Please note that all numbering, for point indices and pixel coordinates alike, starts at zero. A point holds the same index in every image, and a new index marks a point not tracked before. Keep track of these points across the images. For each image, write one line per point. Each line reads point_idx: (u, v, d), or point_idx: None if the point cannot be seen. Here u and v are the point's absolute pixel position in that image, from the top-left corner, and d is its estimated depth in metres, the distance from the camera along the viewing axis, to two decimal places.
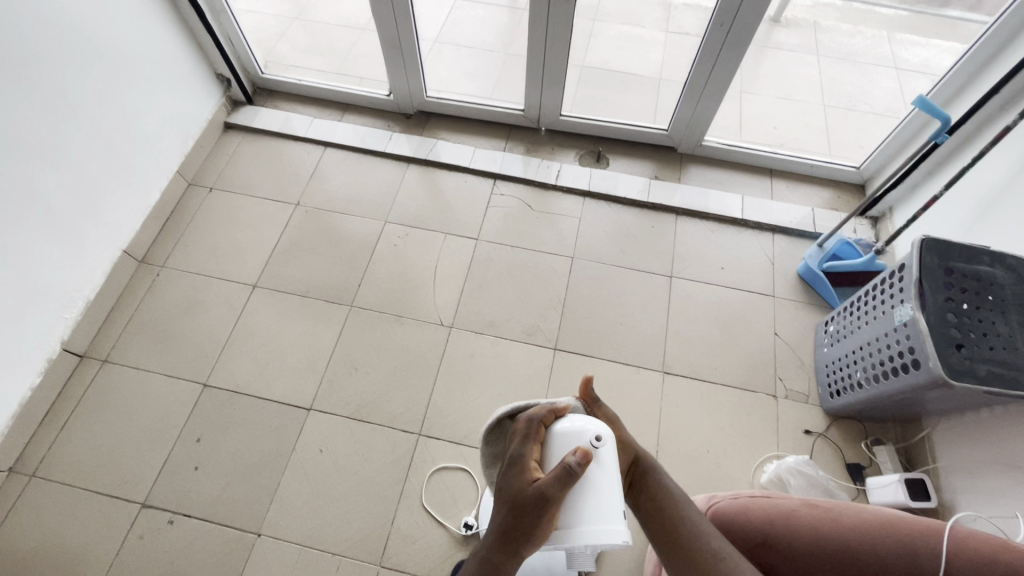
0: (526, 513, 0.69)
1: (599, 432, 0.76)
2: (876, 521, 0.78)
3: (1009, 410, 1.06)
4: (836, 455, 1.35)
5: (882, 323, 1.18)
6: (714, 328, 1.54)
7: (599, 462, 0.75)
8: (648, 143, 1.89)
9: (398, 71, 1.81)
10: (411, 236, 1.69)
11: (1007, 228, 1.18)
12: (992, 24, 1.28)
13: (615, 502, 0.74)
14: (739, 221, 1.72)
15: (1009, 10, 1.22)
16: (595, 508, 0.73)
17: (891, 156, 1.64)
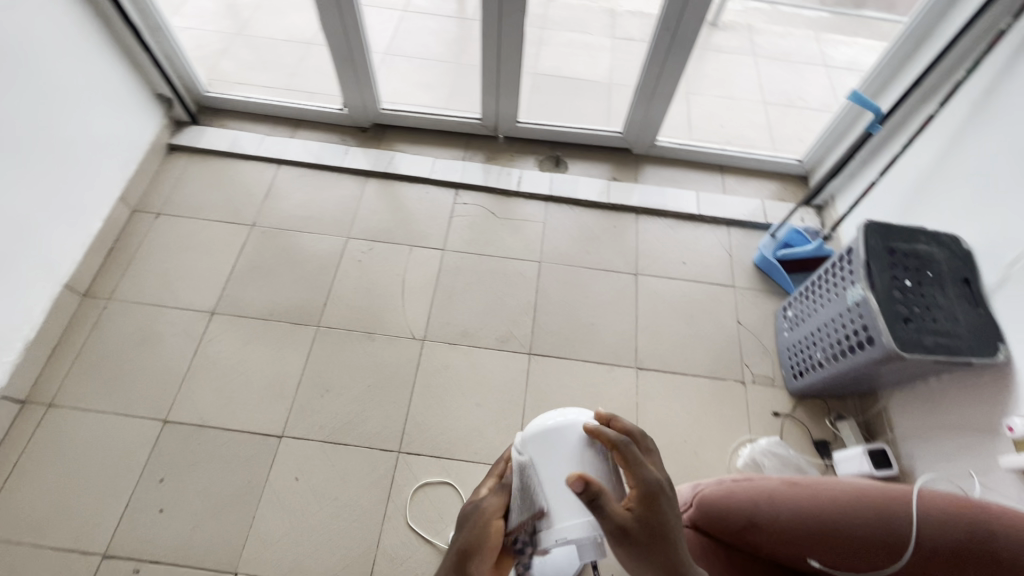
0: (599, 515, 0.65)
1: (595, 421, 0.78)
2: (851, 492, 0.82)
3: (957, 378, 1.15)
4: (803, 434, 1.41)
5: (836, 304, 1.25)
6: (681, 321, 1.59)
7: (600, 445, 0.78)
8: (604, 146, 1.93)
9: (351, 84, 1.78)
10: (375, 251, 1.66)
11: (938, 208, 1.28)
12: (907, 25, 1.40)
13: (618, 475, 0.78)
14: (696, 217, 1.79)
15: (921, 11, 1.34)
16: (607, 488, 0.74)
17: (830, 148, 1.75)
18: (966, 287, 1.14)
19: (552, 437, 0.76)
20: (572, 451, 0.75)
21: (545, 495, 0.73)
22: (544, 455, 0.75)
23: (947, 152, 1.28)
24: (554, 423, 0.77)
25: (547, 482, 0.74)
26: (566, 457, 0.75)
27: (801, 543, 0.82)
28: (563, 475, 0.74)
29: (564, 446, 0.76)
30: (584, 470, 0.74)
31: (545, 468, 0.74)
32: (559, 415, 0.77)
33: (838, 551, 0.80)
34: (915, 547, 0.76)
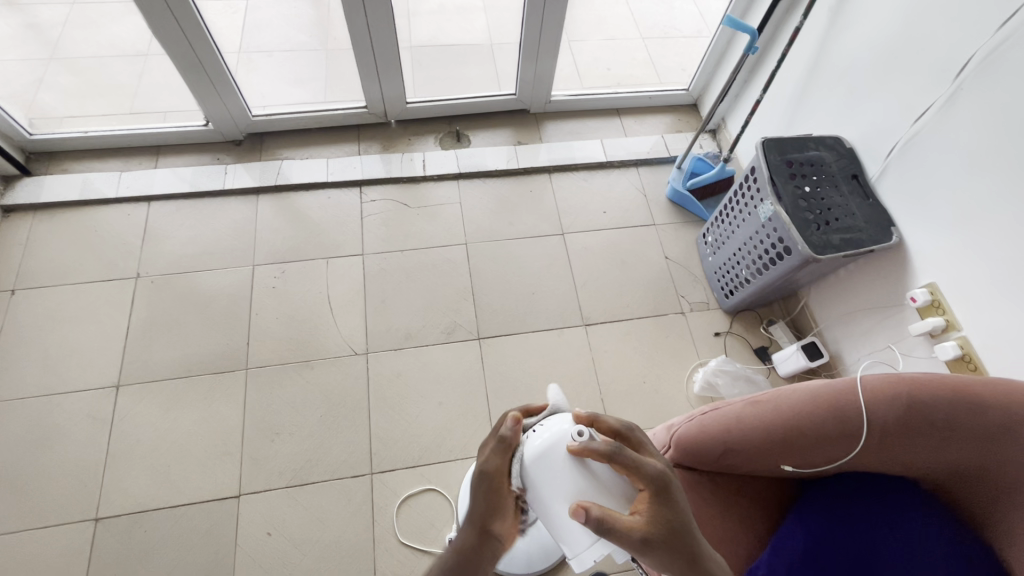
0: (617, 538, 0.62)
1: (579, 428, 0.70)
2: (805, 394, 0.89)
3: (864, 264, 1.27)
4: (744, 345, 1.52)
5: (751, 223, 1.32)
6: (615, 269, 1.62)
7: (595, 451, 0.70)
8: (500, 111, 1.88)
9: (210, 96, 1.57)
10: (288, 273, 1.52)
11: (818, 113, 1.38)
12: None
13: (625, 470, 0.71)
14: (606, 164, 1.81)
15: None
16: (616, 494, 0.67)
17: (712, 73, 1.82)
18: (855, 181, 1.25)
19: (543, 458, 0.70)
20: (566, 473, 0.69)
21: (557, 524, 0.70)
22: (539, 486, 0.70)
23: (817, 60, 1.36)
24: (538, 450, 0.70)
25: (554, 510, 0.70)
26: (563, 481, 0.69)
27: (772, 451, 0.89)
28: (565, 502, 0.69)
29: (555, 469, 0.69)
30: (584, 488, 0.68)
31: (545, 500, 0.70)
32: (539, 438, 0.71)
33: (805, 447, 0.88)
34: (867, 428, 0.84)
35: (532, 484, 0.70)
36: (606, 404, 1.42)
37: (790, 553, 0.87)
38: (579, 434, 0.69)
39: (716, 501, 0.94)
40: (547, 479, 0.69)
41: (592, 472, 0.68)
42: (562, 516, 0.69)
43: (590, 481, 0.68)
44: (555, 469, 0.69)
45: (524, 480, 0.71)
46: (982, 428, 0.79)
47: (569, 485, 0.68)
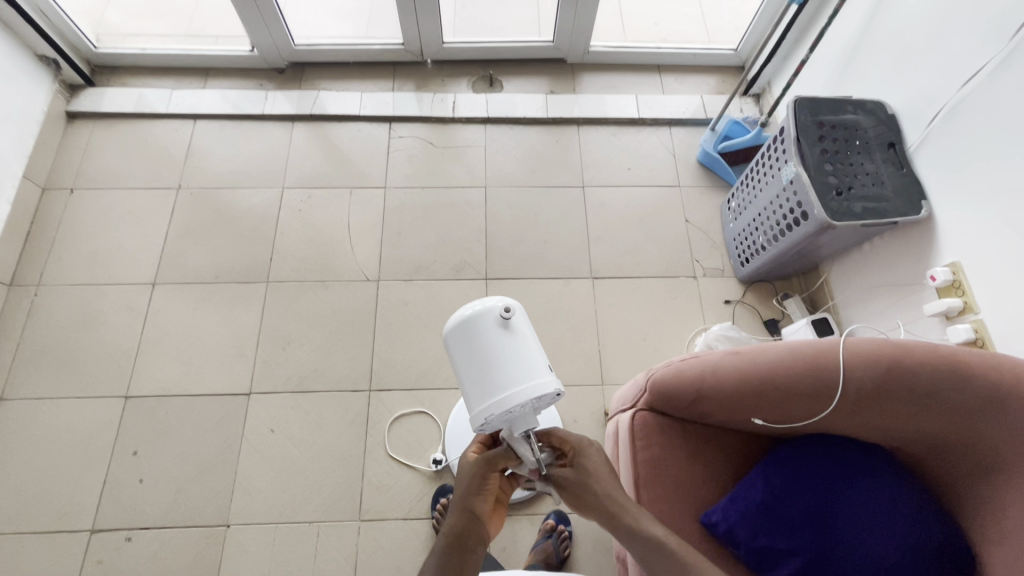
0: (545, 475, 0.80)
1: (509, 307, 0.75)
2: (787, 351, 0.88)
3: (893, 240, 1.21)
4: (754, 316, 1.49)
5: (774, 186, 1.27)
6: (631, 227, 1.60)
7: (514, 332, 0.75)
8: (538, 59, 1.85)
9: (256, 23, 1.63)
10: (314, 198, 1.60)
11: (864, 77, 1.29)
12: None
13: (537, 357, 0.75)
14: (637, 121, 1.76)
15: None
16: (519, 369, 0.72)
17: (762, 32, 1.72)
18: (891, 151, 1.17)
19: (468, 324, 0.75)
20: (482, 340, 0.74)
21: (460, 384, 0.75)
22: (457, 347, 0.76)
23: (873, 14, 1.26)
24: (465, 315, 0.75)
25: (461, 370, 0.75)
26: (477, 346, 0.74)
27: (744, 403, 0.89)
28: (477, 364, 0.74)
29: (475, 336, 0.74)
30: (497, 356, 0.73)
31: (461, 359, 0.75)
32: (471, 305, 0.76)
33: (779, 402, 0.87)
34: (844, 389, 0.83)
35: (451, 344, 0.76)
36: (603, 356, 1.44)
37: (747, 502, 0.88)
38: (505, 312, 0.74)
39: (684, 447, 0.96)
40: (464, 342, 0.75)
41: (508, 345, 0.73)
42: (467, 377, 0.74)
43: (506, 352, 0.73)
44: (475, 336, 0.74)
45: (447, 340, 0.77)
46: (963, 397, 0.76)
47: (481, 352, 0.73)
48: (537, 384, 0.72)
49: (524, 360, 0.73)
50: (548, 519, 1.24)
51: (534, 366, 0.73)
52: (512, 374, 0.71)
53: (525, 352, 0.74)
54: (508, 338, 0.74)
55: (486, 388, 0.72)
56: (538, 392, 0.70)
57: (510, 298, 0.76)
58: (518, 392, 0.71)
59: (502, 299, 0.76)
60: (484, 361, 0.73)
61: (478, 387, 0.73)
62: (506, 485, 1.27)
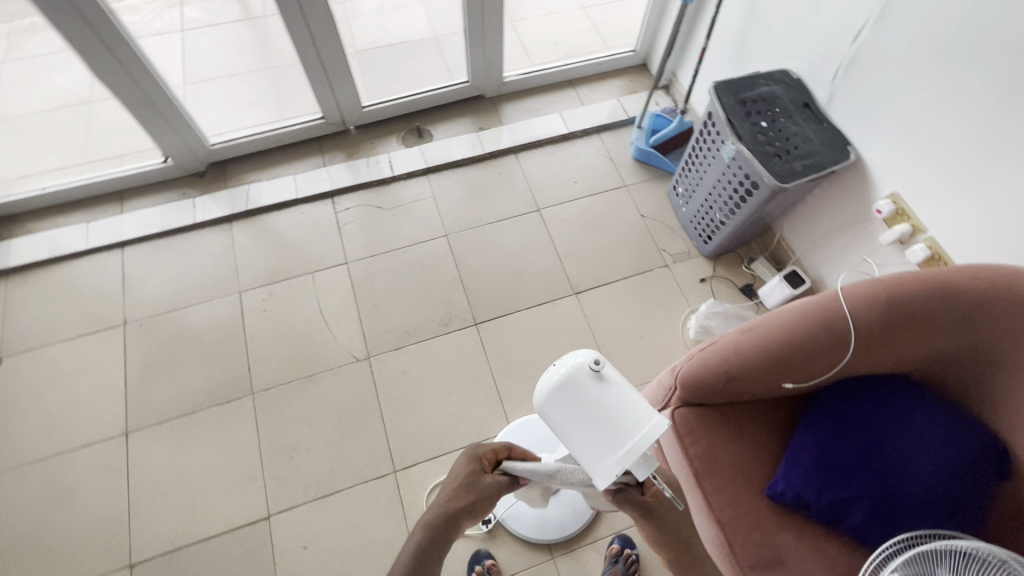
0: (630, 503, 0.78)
1: (597, 357, 0.73)
2: (794, 312, 0.93)
3: (834, 187, 1.32)
4: (730, 286, 1.57)
5: (717, 166, 1.37)
6: (595, 235, 1.66)
7: (609, 380, 0.72)
8: (457, 100, 1.89)
9: (165, 132, 1.56)
10: (276, 293, 1.53)
11: (762, 51, 1.42)
12: None
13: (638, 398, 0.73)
14: (568, 135, 1.83)
15: None
16: (632, 414, 0.69)
17: (655, 31, 1.85)
18: (807, 110, 1.30)
19: (564, 387, 0.72)
20: (583, 398, 0.71)
21: (574, 449, 0.70)
22: (556, 413, 0.72)
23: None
24: (556, 379, 0.72)
25: (572, 436, 0.71)
26: (581, 405, 0.71)
27: (772, 371, 0.94)
28: (588, 424, 0.70)
29: (572, 395, 0.72)
30: (605, 408, 0.70)
31: (568, 425, 0.71)
32: (555, 369, 0.74)
33: (803, 361, 0.93)
34: (855, 332, 0.89)
35: (549, 411, 0.72)
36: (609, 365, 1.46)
37: (803, 465, 0.92)
38: (595, 362, 0.72)
39: (728, 431, 0.99)
40: (564, 405, 0.72)
41: (609, 394, 0.71)
42: (577, 439, 0.70)
43: (611, 401, 0.70)
44: (573, 396, 0.71)
45: (541, 410, 0.74)
46: (955, 310, 0.86)
47: (586, 409, 0.70)
48: (653, 422, 0.69)
49: (629, 403, 0.71)
50: (612, 544, 1.22)
51: (642, 405, 0.70)
52: (626, 420, 0.68)
53: (628, 395, 0.71)
54: (607, 387, 0.71)
55: (606, 444, 0.68)
56: (660, 428, 0.67)
57: (591, 349, 0.75)
58: (640, 438, 0.67)
59: (585, 353, 0.74)
60: (594, 418, 0.70)
61: (595, 445, 0.69)
62: (563, 518, 1.25)
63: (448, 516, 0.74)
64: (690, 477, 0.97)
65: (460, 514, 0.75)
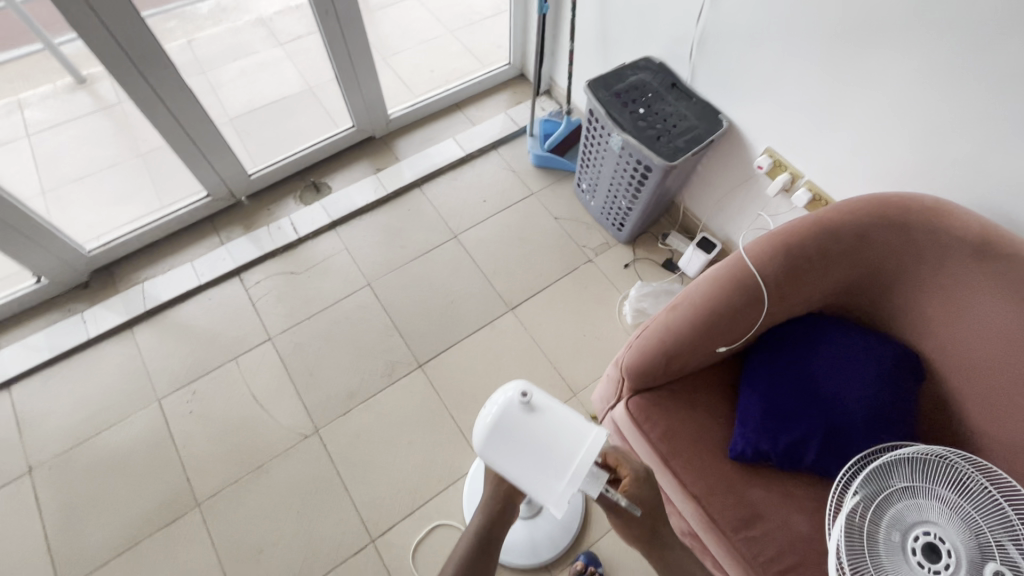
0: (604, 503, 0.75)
1: (524, 387, 0.69)
2: (709, 280, 0.98)
3: (718, 153, 1.41)
4: (652, 265, 1.64)
5: (611, 157, 1.42)
6: (516, 248, 1.67)
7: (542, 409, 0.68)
8: (348, 146, 1.85)
9: (31, 250, 1.41)
10: (200, 391, 1.42)
11: (623, 44, 1.50)
12: None
13: (575, 416, 0.69)
14: (467, 157, 1.84)
15: None
16: (569, 440, 0.66)
17: (523, 41, 1.91)
18: (676, 89, 1.37)
19: (498, 427, 0.68)
20: (519, 435, 0.67)
21: (523, 487, 0.67)
22: (498, 455, 0.69)
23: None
24: (488, 422, 0.69)
25: (517, 473, 0.68)
26: (519, 441, 0.67)
27: (705, 340, 0.98)
28: (529, 459, 0.67)
29: (508, 433, 0.68)
30: (542, 441, 0.66)
31: (511, 464, 0.68)
32: (486, 410, 0.70)
33: (729, 324, 0.97)
34: (766, 285, 0.95)
35: (491, 455, 0.69)
36: (560, 370, 1.47)
37: (754, 419, 0.97)
38: (523, 394, 0.68)
39: (682, 407, 1.02)
40: (503, 445, 0.68)
41: (543, 424, 0.67)
42: (523, 477, 0.67)
43: (546, 431, 0.67)
44: (510, 433, 0.68)
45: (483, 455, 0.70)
46: (841, 243, 0.94)
47: (525, 444, 0.67)
48: (591, 444, 0.65)
49: (565, 426, 0.67)
50: (576, 562, 1.20)
51: (578, 425, 0.67)
52: (565, 450, 0.65)
53: (564, 417, 0.68)
54: (540, 418, 0.67)
55: (551, 477, 0.65)
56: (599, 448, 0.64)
57: (518, 378, 0.71)
58: (581, 464, 0.64)
59: (512, 385, 0.70)
60: (534, 453, 0.66)
61: (541, 479, 0.66)
62: (553, 535, 1.23)
63: (486, 536, 0.77)
64: (660, 461, 0.99)
65: (499, 524, 0.78)
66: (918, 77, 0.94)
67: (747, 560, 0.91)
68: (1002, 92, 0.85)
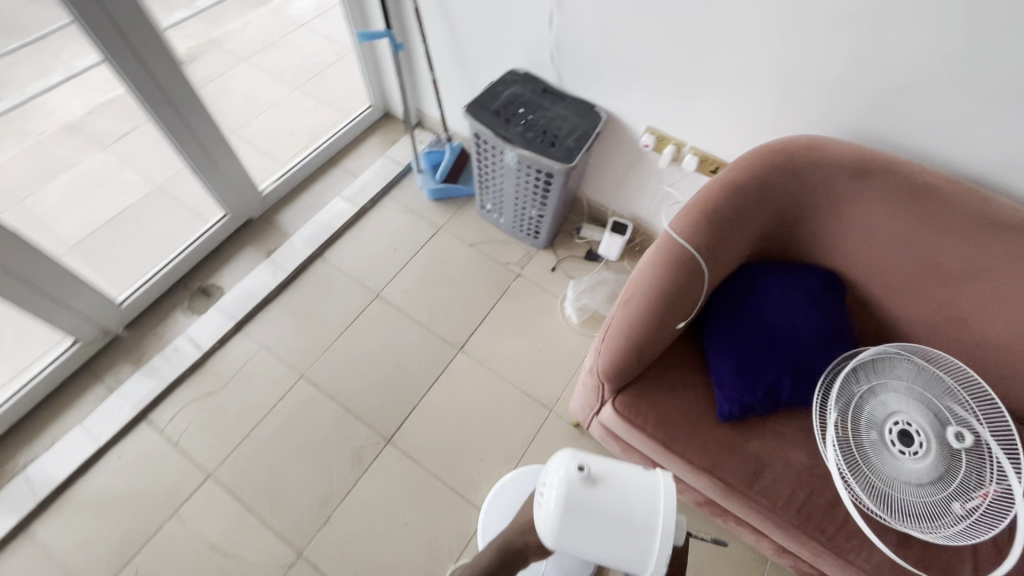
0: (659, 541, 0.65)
1: (576, 457, 0.63)
2: (650, 265, 1.02)
3: (604, 142, 1.48)
4: (576, 261, 1.67)
5: (510, 173, 1.43)
6: (443, 286, 1.61)
7: (601, 474, 0.62)
8: (226, 237, 1.67)
9: None
10: (144, 566, 1.19)
11: (484, 63, 1.51)
12: None
13: (635, 470, 0.64)
14: (360, 211, 1.75)
15: None
16: (642, 495, 0.60)
17: (380, 81, 1.85)
18: (549, 94, 1.41)
19: (564, 509, 0.60)
20: (587, 509, 0.60)
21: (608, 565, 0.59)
22: (571, 542, 0.60)
23: (449, 22, 1.47)
24: (551, 507, 0.61)
25: (597, 553, 0.60)
26: (591, 517, 0.60)
27: (666, 322, 1.01)
28: (606, 532, 0.59)
29: (576, 515, 0.60)
30: (615, 507, 0.59)
31: (588, 544, 0.60)
32: (544, 494, 0.62)
33: (681, 299, 1.01)
34: (701, 254, 1.01)
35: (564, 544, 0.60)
36: (529, 391, 1.45)
37: (730, 379, 1.02)
38: (578, 464, 0.62)
39: (663, 390, 1.05)
40: (574, 530, 0.60)
41: (608, 489, 0.61)
42: (606, 554, 0.59)
43: (616, 495, 0.60)
44: (579, 514, 0.60)
45: (554, 547, 0.61)
46: (750, 197, 1.03)
47: (598, 519, 0.60)
48: (665, 491, 0.60)
49: (631, 482, 0.62)
50: None
51: (642, 476, 0.63)
52: (642, 506, 0.59)
53: (626, 474, 0.63)
54: (603, 484, 0.61)
55: (637, 542, 0.58)
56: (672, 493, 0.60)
57: (563, 450, 0.65)
58: (664, 515, 0.58)
59: (562, 459, 0.64)
60: (610, 523, 0.59)
61: (625, 549, 0.58)
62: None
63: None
64: (664, 448, 1.01)
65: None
66: (760, 36, 1.05)
67: (769, 509, 0.96)
68: (829, 35, 0.98)
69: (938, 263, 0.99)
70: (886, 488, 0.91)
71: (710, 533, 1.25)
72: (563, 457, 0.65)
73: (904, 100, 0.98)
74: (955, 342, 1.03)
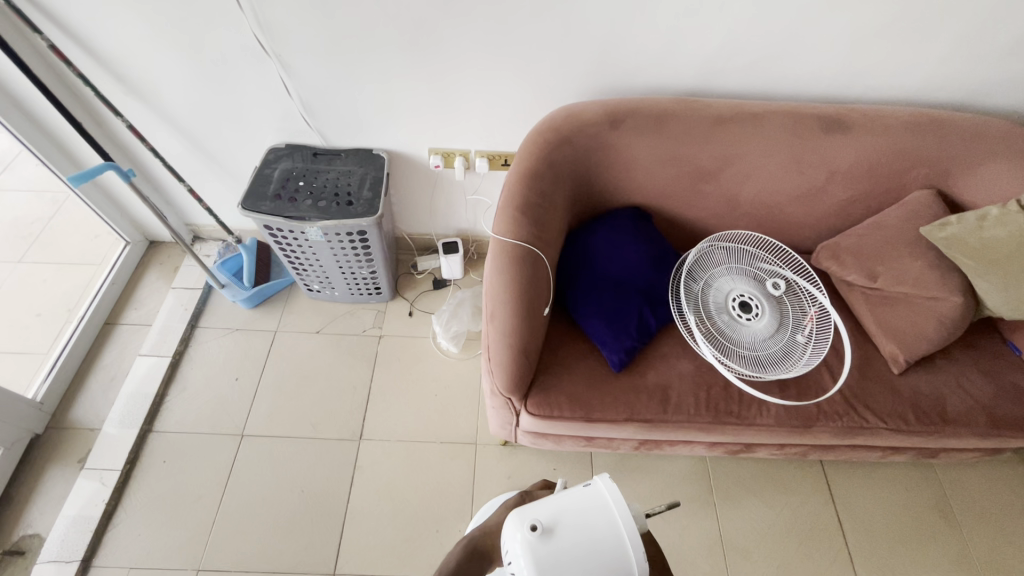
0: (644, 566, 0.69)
1: (526, 517, 0.60)
2: (495, 273, 1.04)
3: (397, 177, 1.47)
4: (427, 294, 1.65)
5: (322, 247, 1.34)
6: (311, 386, 1.47)
7: (554, 517, 0.60)
8: (10, 474, 1.29)
9: None
10: None
11: (238, 151, 1.39)
12: None
13: (578, 491, 0.63)
14: (176, 358, 1.50)
15: None
16: (595, 512, 0.60)
17: (124, 214, 1.59)
18: (320, 155, 1.35)
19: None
20: (559, 558, 0.57)
21: None
22: None
23: (178, 125, 1.32)
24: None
25: None
26: (565, 564, 0.57)
27: (534, 315, 1.05)
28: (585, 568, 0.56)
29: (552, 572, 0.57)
30: (581, 540, 0.58)
31: None
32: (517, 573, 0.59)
33: (536, 289, 1.06)
34: (532, 243, 1.07)
35: None
36: (449, 437, 1.41)
37: (609, 335, 1.10)
38: (529, 524, 0.59)
39: (562, 373, 1.10)
40: None
41: (565, 528, 0.59)
42: None
43: (576, 529, 0.59)
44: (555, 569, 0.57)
45: None
46: (544, 177, 1.12)
47: (572, 560, 0.57)
48: (610, 493, 0.61)
49: (580, 505, 0.61)
50: None
51: (584, 492, 0.62)
52: (600, 521, 0.59)
53: (573, 501, 0.61)
54: (559, 525, 0.59)
55: (613, 557, 0.57)
56: (616, 492, 0.60)
57: (510, 517, 0.62)
58: (620, 515, 0.59)
59: (513, 527, 0.61)
60: (584, 559, 0.57)
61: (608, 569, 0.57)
62: None
63: None
64: (587, 422, 1.06)
65: None
66: (487, 39, 1.13)
67: (687, 420, 1.07)
68: (536, 19, 1.09)
69: (700, 168, 1.19)
70: (753, 352, 1.09)
71: (655, 463, 1.36)
72: (514, 522, 0.62)
73: (617, 53, 1.15)
74: (736, 214, 1.27)
